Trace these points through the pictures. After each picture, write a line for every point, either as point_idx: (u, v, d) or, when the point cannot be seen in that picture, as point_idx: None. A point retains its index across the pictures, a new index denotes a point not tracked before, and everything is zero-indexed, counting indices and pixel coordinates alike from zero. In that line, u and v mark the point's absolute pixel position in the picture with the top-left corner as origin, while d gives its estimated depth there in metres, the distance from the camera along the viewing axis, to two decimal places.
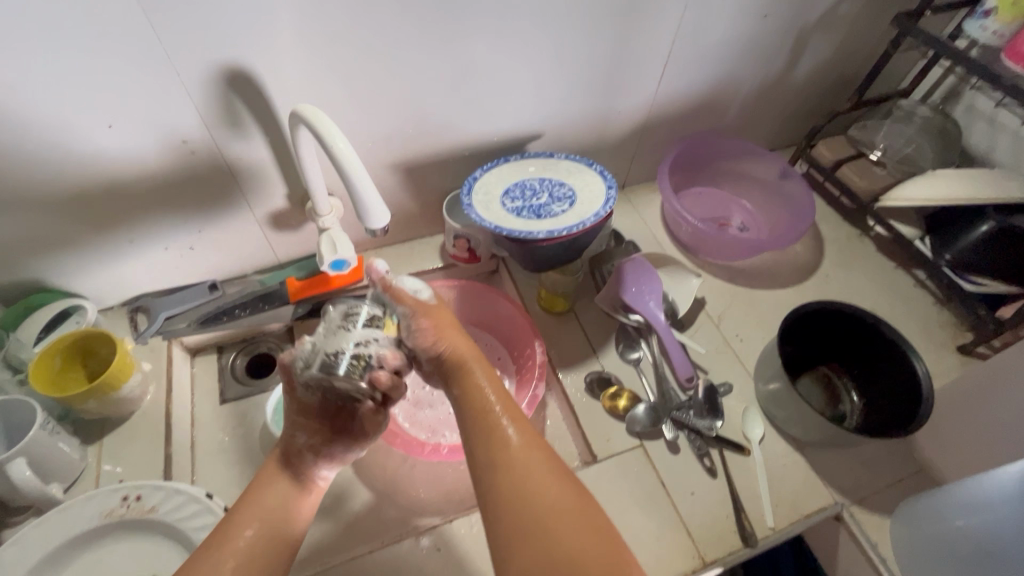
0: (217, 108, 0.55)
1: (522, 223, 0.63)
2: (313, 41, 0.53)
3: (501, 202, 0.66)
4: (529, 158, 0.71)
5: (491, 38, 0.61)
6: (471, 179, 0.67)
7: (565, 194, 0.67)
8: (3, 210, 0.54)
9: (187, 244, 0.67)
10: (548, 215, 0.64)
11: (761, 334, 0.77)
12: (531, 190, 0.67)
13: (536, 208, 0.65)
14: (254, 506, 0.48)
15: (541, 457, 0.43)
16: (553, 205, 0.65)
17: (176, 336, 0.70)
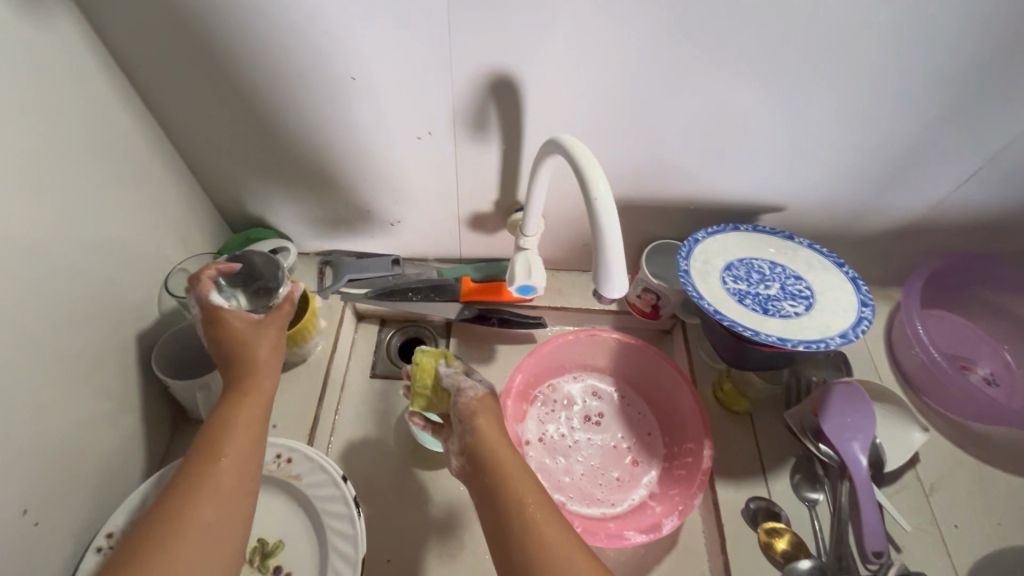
0: (471, 109, 0.53)
1: (743, 312, 0.54)
2: (587, 67, 0.50)
3: (721, 277, 0.57)
4: (763, 234, 0.61)
5: (777, 90, 0.52)
6: (692, 241, 0.59)
7: (801, 291, 0.56)
8: (260, 139, 0.59)
9: (391, 219, 0.68)
10: (776, 312, 0.54)
11: (986, 529, 0.60)
12: (758, 273, 0.58)
13: (762, 298, 0.55)
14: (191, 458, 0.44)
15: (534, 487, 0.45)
16: (783, 300, 0.55)
17: (352, 299, 0.73)
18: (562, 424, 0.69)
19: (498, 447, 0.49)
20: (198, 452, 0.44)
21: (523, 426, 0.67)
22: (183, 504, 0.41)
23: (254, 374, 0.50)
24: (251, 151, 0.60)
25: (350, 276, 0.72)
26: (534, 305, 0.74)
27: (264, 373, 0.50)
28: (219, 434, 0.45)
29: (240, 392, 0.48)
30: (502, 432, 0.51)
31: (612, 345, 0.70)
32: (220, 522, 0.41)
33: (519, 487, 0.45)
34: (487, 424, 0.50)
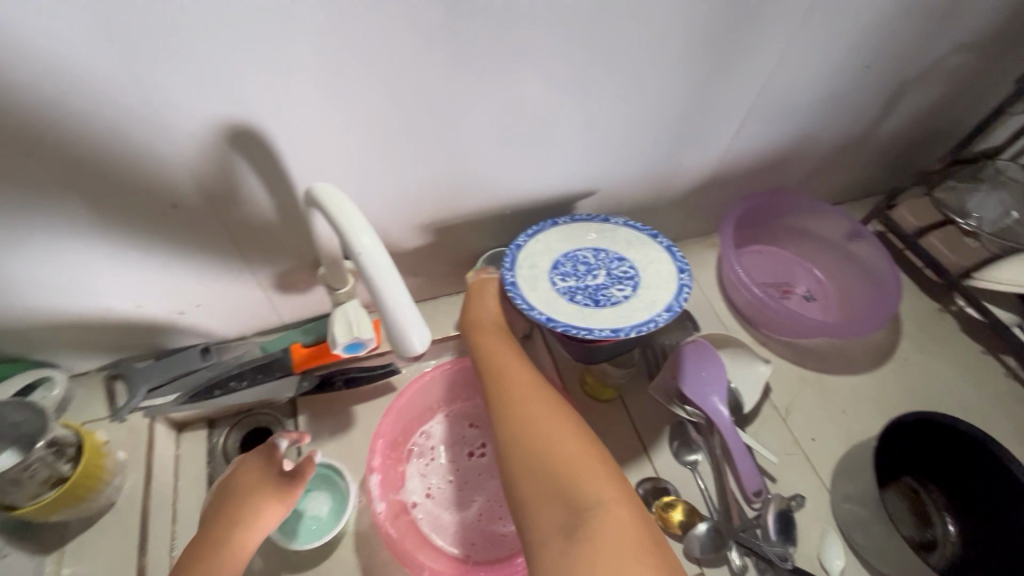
0: (215, 171, 0.45)
1: (576, 311, 0.52)
2: (338, 99, 0.44)
3: (549, 278, 0.55)
4: (582, 222, 0.60)
5: (546, 86, 0.51)
6: (515, 249, 0.57)
7: (625, 272, 0.56)
8: None
9: (176, 308, 0.57)
10: (607, 301, 0.53)
11: (836, 433, 0.67)
12: (584, 264, 0.57)
13: (592, 291, 0.54)
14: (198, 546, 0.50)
15: (545, 403, 0.49)
16: (611, 287, 0.54)
17: (160, 413, 0.60)
18: (443, 470, 0.62)
19: (509, 383, 0.52)
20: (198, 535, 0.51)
21: (404, 490, 0.61)
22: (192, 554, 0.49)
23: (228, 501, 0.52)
24: None
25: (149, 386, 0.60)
26: (381, 351, 0.67)
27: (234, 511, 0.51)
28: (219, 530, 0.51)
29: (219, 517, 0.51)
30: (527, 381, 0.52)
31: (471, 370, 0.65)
32: None
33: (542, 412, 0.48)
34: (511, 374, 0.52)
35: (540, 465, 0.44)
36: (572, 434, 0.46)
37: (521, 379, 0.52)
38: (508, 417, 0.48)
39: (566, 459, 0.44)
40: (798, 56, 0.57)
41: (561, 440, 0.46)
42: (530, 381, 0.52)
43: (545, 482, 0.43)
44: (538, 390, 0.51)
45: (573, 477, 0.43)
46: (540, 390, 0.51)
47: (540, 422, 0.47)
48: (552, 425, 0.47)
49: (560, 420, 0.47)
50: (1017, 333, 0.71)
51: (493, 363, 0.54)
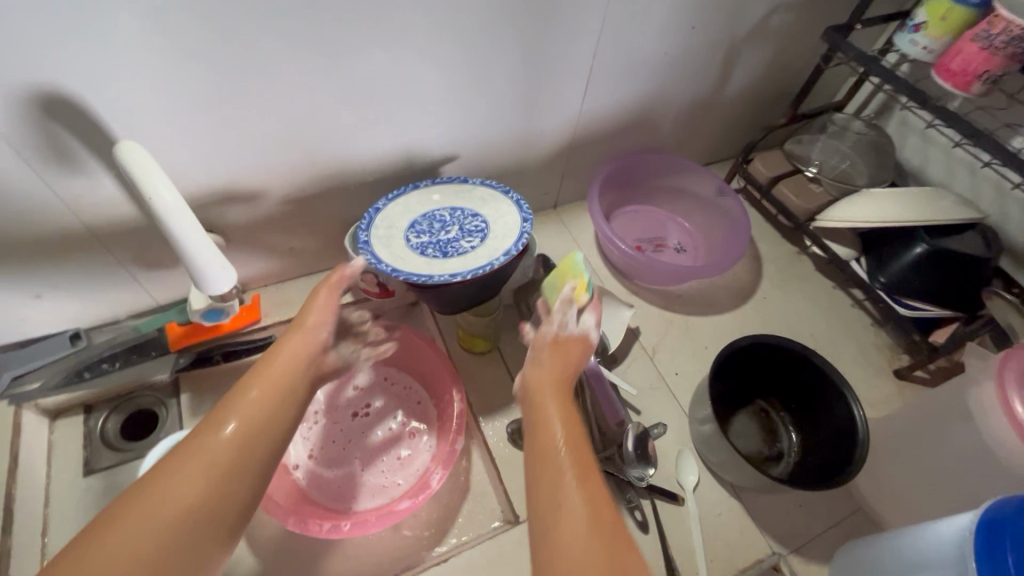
0: (39, 143, 0.46)
1: (425, 262, 0.56)
2: (158, 68, 0.45)
3: (404, 237, 0.59)
4: (439, 186, 0.63)
5: (378, 50, 0.53)
6: (372, 211, 0.59)
7: (476, 226, 0.60)
8: None
9: (32, 292, 0.57)
10: (454, 252, 0.57)
11: (698, 366, 0.73)
12: (439, 222, 0.60)
13: (442, 244, 0.58)
14: (128, 508, 0.36)
15: (582, 513, 0.37)
16: (461, 240, 0.58)
17: (28, 399, 0.60)
18: (327, 432, 0.65)
19: (571, 464, 0.41)
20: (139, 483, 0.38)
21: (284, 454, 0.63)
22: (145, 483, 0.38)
23: (194, 447, 0.40)
24: None
25: (13, 373, 0.59)
26: (263, 325, 0.69)
27: (204, 451, 0.40)
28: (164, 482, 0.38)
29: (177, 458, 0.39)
30: (592, 460, 0.41)
31: None
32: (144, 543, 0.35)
33: (563, 501, 0.38)
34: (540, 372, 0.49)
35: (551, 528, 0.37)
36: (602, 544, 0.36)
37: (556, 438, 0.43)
38: (536, 512, 0.39)
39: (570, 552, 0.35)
40: (622, 15, 0.61)
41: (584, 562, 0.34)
42: (565, 437, 0.43)
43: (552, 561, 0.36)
44: (599, 487, 0.39)
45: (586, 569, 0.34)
46: (591, 469, 0.40)
47: (585, 561, 0.35)
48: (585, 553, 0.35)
49: (608, 565, 0.34)
50: (855, 266, 0.78)
51: (569, 521, 0.37)
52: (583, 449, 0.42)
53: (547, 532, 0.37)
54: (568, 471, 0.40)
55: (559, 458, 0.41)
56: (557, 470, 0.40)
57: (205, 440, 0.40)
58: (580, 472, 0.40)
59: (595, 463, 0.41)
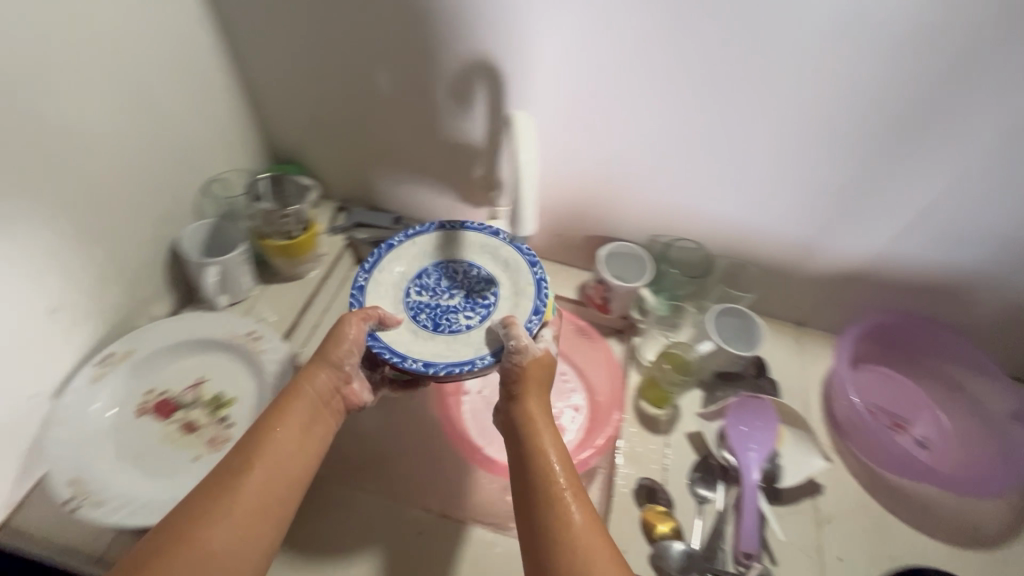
0: (466, 87, 0.65)
1: (414, 329, 0.61)
2: (563, 68, 0.60)
3: (408, 288, 0.64)
4: (472, 230, 0.68)
5: (725, 114, 0.60)
6: (382, 248, 0.65)
7: (482, 302, 0.63)
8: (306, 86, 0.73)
9: (397, 178, 0.81)
10: (448, 327, 0.61)
11: (870, 568, 0.62)
12: (448, 277, 0.65)
13: (437, 312, 0.62)
14: (197, 528, 0.43)
15: (600, 541, 0.43)
16: (460, 312, 0.62)
17: (353, 241, 0.84)
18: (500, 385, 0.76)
19: (572, 505, 0.45)
20: (167, 524, 0.43)
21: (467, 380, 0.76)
22: (184, 525, 0.43)
23: (235, 453, 0.48)
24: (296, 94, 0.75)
25: (356, 221, 0.85)
26: None
27: (289, 439, 0.50)
28: (215, 489, 0.45)
29: (239, 467, 0.47)
30: (577, 488, 0.47)
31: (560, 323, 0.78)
32: (235, 540, 0.43)
33: (564, 526, 0.44)
34: (531, 381, 0.55)
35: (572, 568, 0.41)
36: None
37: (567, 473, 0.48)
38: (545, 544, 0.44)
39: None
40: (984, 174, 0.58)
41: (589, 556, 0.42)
42: (564, 472, 0.47)
43: None
44: (599, 533, 0.44)
45: None
46: (586, 501, 0.46)
47: None
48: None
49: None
50: None
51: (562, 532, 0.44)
52: (579, 484, 0.47)
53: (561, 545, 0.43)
54: (570, 507, 0.45)
55: (558, 490, 0.46)
56: (551, 498, 0.46)
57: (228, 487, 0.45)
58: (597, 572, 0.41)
59: (582, 486, 0.47)
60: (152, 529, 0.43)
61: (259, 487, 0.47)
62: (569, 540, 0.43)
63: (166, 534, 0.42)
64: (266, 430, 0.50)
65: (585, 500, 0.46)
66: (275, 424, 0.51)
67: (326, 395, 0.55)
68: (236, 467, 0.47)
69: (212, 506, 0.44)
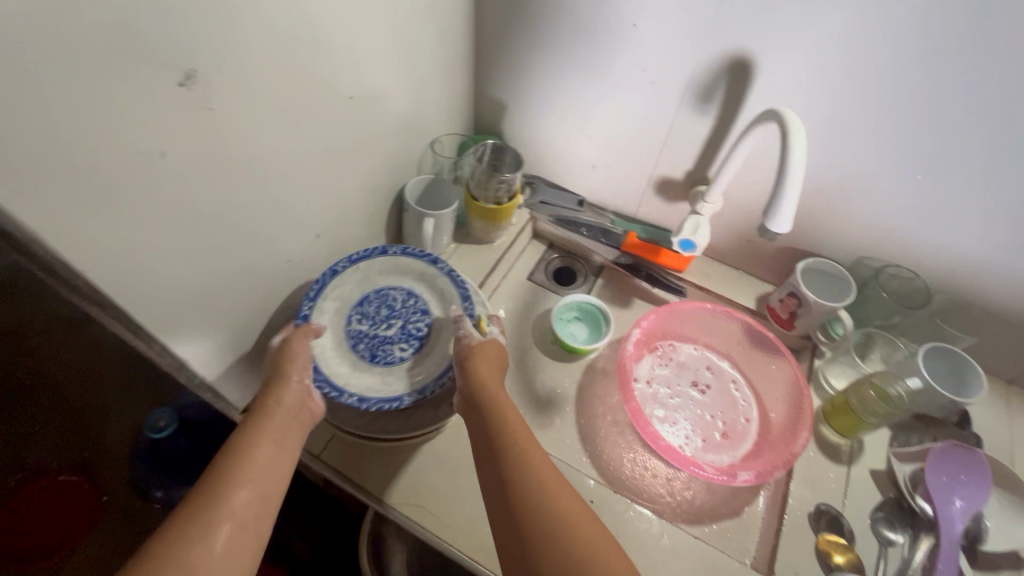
0: (704, 81, 0.65)
1: (349, 362, 0.59)
2: (822, 72, 0.58)
3: (349, 317, 0.61)
4: (410, 260, 0.66)
5: (1007, 137, 0.54)
6: (328, 273, 0.60)
7: (416, 330, 0.62)
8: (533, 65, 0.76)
9: (593, 162, 0.84)
10: (381, 359, 0.59)
11: None
12: (386, 309, 0.62)
13: (375, 343, 0.60)
14: (208, 508, 0.40)
15: (586, 515, 0.44)
16: (396, 343, 0.61)
17: (537, 217, 0.89)
18: (669, 380, 0.76)
19: (512, 452, 0.48)
20: (178, 512, 0.40)
21: (637, 367, 0.76)
22: (207, 499, 0.41)
23: (248, 442, 0.46)
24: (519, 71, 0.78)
25: (542, 199, 0.89)
26: (681, 276, 0.83)
27: (278, 420, 0.49)
28: (221, 471, 0.43)
29: (236, 451, 0.44)
30: (552, 467, 0.48)
31: (739, 333, 0.77)
32: (242, 543, 0.40)
33: (557, 498, 0.45)
34: (479, 365, 0.57)
35: (572, 544, 0.42)
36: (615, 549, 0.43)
37: (537, 457, 0.48)
38: (537, 521, 0.43)
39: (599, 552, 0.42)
40: None
41: (594, 532, 0.43)
42: (540, 458, 0.48)
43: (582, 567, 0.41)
44: (580, 507, 0.45)
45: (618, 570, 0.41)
46: (549, 461, 0.48)
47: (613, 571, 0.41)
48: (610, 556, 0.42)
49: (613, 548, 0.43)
50: None
51: (551, 497, 0.45)
52: (556, 470, 0.48)
53: (547, 507, 0.44)
54: (525, 458, 0.48)
55: (521, 449, 0.48)
56: (517, 453, 0.48)
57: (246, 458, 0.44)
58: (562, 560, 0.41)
59: (543, 452, 0.49)
60: (152, 534, 0.38)
61: (260, 461, 0.45)
62: (541, 513, 0.44)
63: (183, 525, 0.39)
64: (253, 422, 0.47)
65: (556, 470, 0.47)
66: (270, 407, 0.49)
67: (294, 407, 0.51)
68: (242, 451, 0.45)
69: (221, 481, 0.42)
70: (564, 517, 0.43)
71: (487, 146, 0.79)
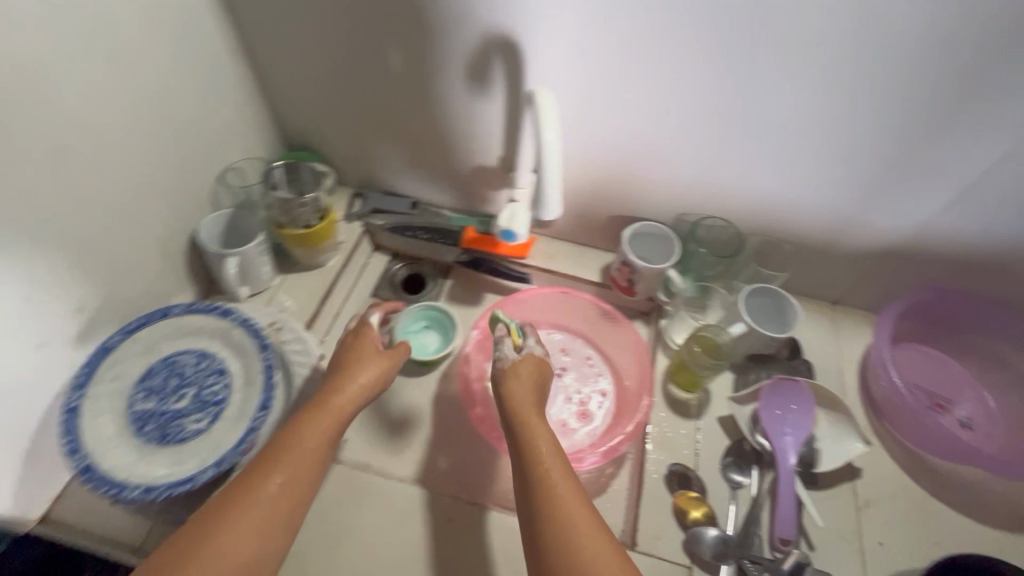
0: (484, 63, 0.62)
1: (133, 446, 0.56)
2: (585, 40, 0.56)
3: (129, 401, 0.58)
4: (199, 315, 0.63)
5: (760, 81, 0.55)
6: (93, 360, 0.56)
7: (212, 396, 0.60)
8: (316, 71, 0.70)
9: (413, 162, 0.79)
10: (172, 437, 0.57)
11: (911, 552, 0.60)
12: (173, 382, 0.60)
13: (164, 422, 0.57)
14: (205, 545, 0.40)
15: (593, 518, 0.43)
16: (188, 416, 0.58)
17: (371, 229, 0.84)
18: None
19: (539, 463, 0.47)
20: (175, 540, 0.41)
21: (491, 363, 0.74)
22: (197, 533, 0.41)
23: (262, 470, 0.46)
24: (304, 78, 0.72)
25: (372, 208, 0.84)
26: (525, 263, 0.82)
27: (311, 437, 0.49)
28: (231, 501, 0.43)
29: (246, 481, 0.45)
30: (571, 475, 0.46)
31: (587, 309, 0.77)
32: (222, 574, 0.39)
33: (565, 502, 0.43)
34: (516, 384, 0.55)
35: (574, 556, 0.40)
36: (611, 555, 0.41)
37: (560, 470, 0.46)
38: (550, 535, 0.42)
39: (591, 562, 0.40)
40: None
41: (591, 534, 0.41)
42: (559, 465, 0.47)
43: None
44: (588, 513, 0.43)
45: None
46: (567, 466, 0.47)
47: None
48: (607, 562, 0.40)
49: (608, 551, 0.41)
50: None
51: (565, 509, 0.43)
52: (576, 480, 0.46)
53: (554, 521, 0.42)
54: (548, 471, 0.46)
55: (541, 463, 0.46)
56: (538, 471, 0.46)
57: (257, 491, 0.44)
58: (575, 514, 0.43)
59: (569, 465, 0.47)
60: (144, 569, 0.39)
61: (269, 495, 0.44)
62: (557, 533, 0.41)
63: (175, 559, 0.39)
64: (277, 444, 0.48)
65: (571, 473, 0.46)
66: (306, 426, 0.49)
67: (325, 442, 0.49)
68: (253, 479, 0.45)
69: (222, 516, 0.42)
70: (576, 526, 0.42)
71: (279, 166, 0.73)
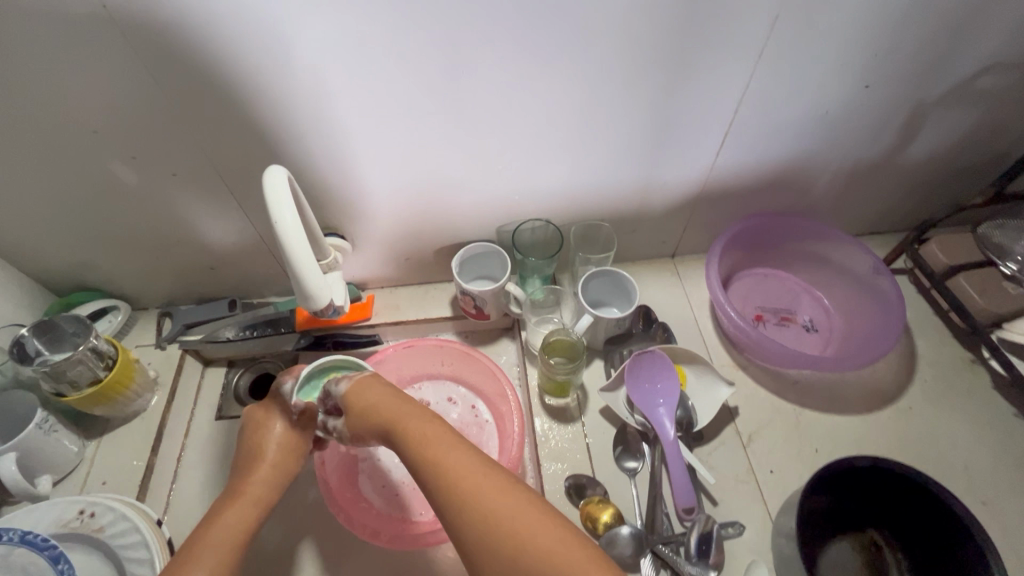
0: (222, 149, 0.55)
1: None
2: (310, 99, 0.51)
3: None
4: None
5: (501, 96, 0.54)
6: None
7: None
8: (40, 209, 0.60)
9: (207, 264, 0.71)
10: None
11: (798, 468, 0.64)
12: None
13: None
14: None
15: (490, 473, 0.44)
16: None
17: (189, 346, 0.73)
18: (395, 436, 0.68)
19: (417, 443, 0.47)
20: None
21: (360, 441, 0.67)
22: None
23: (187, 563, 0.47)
24: (29, 221, 0.61)
25: (183, 324, 0.74)
26: (371, 322, 0.76)
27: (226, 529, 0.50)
28: None
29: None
30: (447, 436, 0.47)
31: (436, 351, 0.71)
32: None
33: (454, 470, 0.44)
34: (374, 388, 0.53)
35: (480, 518, 0.41)
36: (515, 498, 0.42)
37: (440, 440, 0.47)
38: (451, 509, 0.42)
39: (496, 513, 0.41)
40: (772, 73, 0.56)
41: (488, 486, 0.43)
42: (439, 435, 0.47)
43: (493, 531, 0.40)
44: (481, 468, 0.44)
45: (514, 522, 0.40)
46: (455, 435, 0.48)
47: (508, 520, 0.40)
48: (513, 506, 0.41)
49: (513, 495, 0.42)
50: None
51: (455, 476, 0.43)
52: (456, 440, 0.47)
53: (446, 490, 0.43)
54: (428, 448, 0.46)
55: (418, 444, 0.47)
56: (421, 452, 0.46)
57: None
58: (468, 473, 0.44)
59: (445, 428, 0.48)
60: None
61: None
62: (453, 506, 0.42)
63: None
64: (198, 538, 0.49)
65: (459, 441, 0.47)
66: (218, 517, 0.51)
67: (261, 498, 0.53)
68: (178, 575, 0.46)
69: None
70: (473, 488, 0.43)
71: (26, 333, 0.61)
